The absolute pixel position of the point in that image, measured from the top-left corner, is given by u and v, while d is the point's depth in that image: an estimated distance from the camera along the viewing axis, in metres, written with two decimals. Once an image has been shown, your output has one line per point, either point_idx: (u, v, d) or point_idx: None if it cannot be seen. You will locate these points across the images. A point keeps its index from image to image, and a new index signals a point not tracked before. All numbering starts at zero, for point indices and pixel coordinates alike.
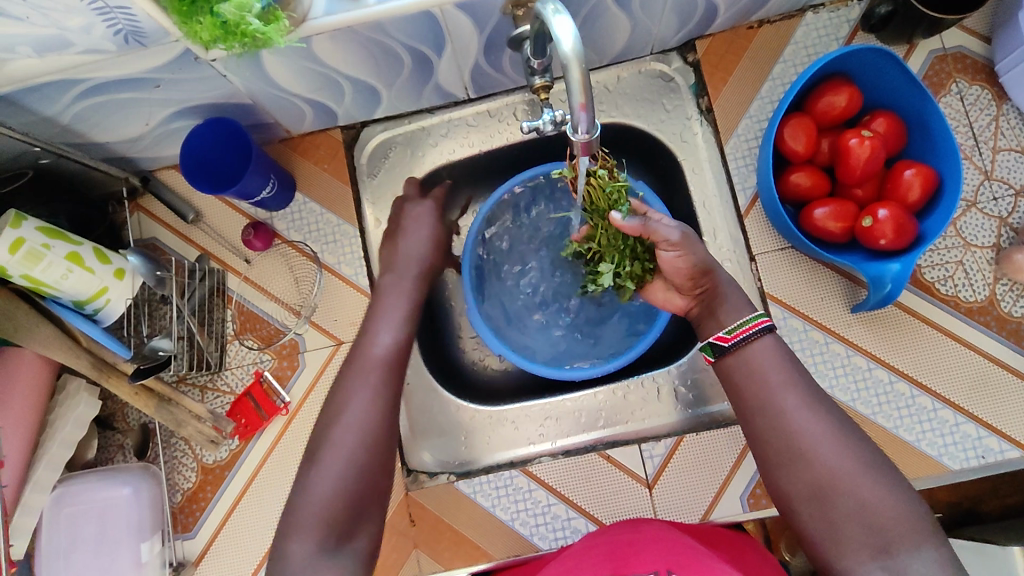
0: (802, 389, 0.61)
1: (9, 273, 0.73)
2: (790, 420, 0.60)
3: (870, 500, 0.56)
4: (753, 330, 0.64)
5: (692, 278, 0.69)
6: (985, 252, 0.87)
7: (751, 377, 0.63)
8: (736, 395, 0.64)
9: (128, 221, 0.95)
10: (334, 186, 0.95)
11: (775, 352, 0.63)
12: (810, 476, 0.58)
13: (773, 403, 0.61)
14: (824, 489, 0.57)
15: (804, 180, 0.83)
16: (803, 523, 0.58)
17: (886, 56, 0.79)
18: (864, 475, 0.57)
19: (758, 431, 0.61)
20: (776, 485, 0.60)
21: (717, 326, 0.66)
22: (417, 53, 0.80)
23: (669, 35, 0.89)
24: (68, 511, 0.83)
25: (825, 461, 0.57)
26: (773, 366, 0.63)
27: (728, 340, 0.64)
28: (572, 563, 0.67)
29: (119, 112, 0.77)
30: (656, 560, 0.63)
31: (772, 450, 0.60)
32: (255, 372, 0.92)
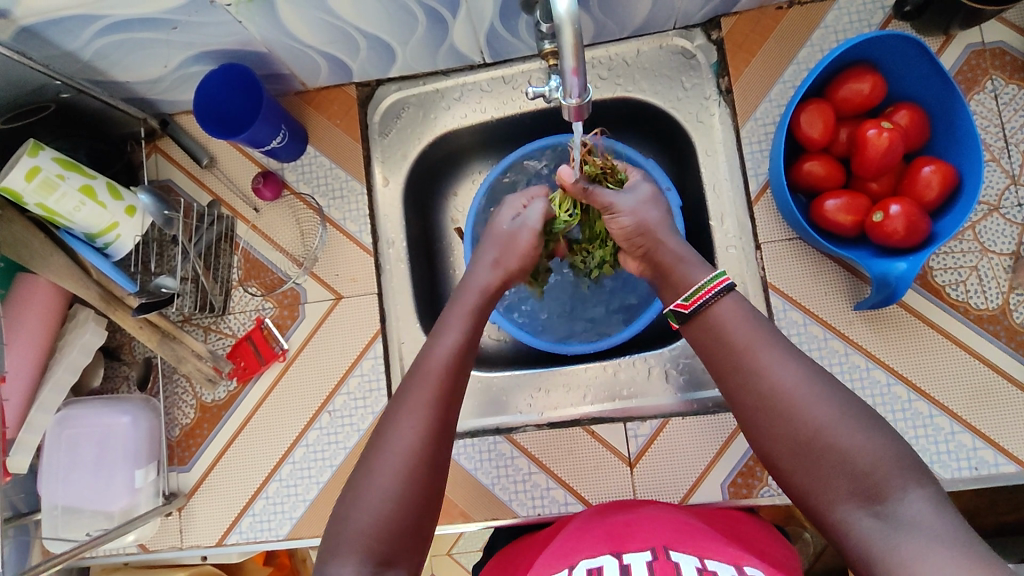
0: (772, 344, 0.59)
1: (25, 201, 0.76)
2: (763, 377, 0.58)
3: (850, 447, 0.53)
4: (712, 292, 0.63)
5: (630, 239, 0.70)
6: (1002, 259, 0.83)
7: (718, 339, 0.61)
8: (710, 358, 0.62)
9: (145, 162, 0.97)
10: (345, 142, 0.96)
11: (741, 307, 0.62)
12: (790, 430, 0.56)
13: (746, 361, 0.59)
14: (803, 443, 0.55)
15: (817, 169, 0.81)
16: (792, 479, 0.56)
17: (914, 45, 0.76)
18: (843, 422, 0.54)
19: (734, 394, 0.60)
20: (760, 446, 0.59)
21: (678, 294, 0.65)
22: (432, 12, 0.79)
23: (693, 11, 0.87)
24: (69, 433, 0.87)
25: (801, 414, 0.55)
26: (740, 324, 0.61)
27: (688, 306, 0.63)
28: (568, 548, 0.63)
29: (138, 52, 0.79)
30: (652, 538, 0.61)
31: (749, 408, 0.58)
32: (257, 318, 0.94)
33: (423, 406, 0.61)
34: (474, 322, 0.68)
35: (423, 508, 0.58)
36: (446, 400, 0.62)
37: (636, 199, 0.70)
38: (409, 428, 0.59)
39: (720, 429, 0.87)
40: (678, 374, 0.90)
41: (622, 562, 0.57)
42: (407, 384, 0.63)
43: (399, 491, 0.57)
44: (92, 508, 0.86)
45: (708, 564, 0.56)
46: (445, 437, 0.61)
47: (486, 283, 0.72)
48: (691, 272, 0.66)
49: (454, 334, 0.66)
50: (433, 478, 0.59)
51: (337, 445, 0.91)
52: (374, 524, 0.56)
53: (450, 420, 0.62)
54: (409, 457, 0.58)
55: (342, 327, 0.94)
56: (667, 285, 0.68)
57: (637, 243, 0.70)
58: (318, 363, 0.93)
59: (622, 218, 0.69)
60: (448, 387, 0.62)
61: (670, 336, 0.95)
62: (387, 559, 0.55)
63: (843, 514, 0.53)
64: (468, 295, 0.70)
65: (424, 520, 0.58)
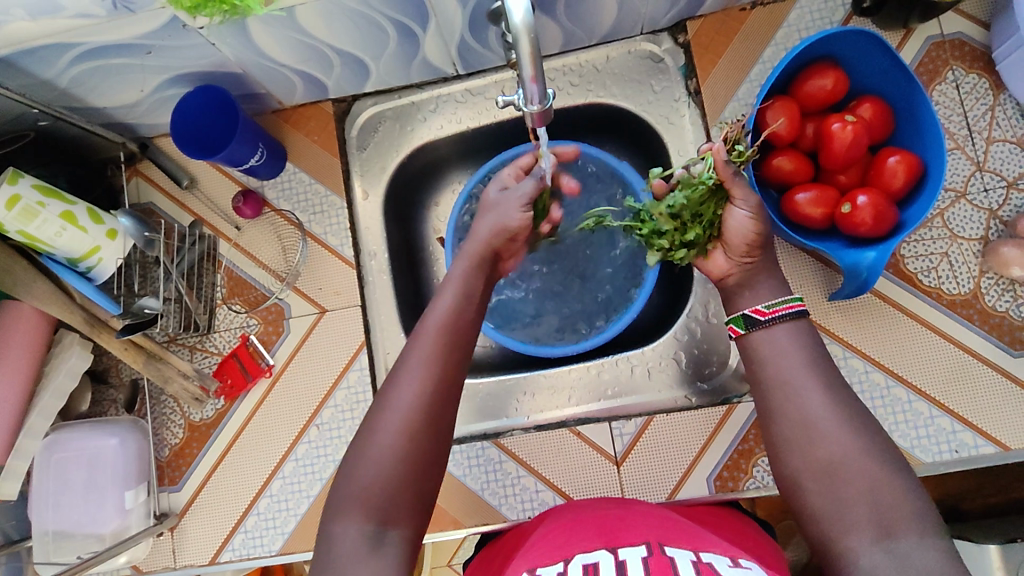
0: (824, 373, 0.60)
1: (6, 229, 0.77)
2: (810, 400, 0.58)
3: (880, 484, 0.54)
4: (788, 310, 0.63)
5: (749, 240, 0.67)
6: (972, 245, 0.85)
7: (772, 356, 0.62)
8: (755, 369, 0.63)
9: (126, 186, 0.98)
10: (324, 157, 0.97)
11: (799, 335, 0.63)
12: (824, 453, 0.56)
13: (795, 381, 0.60)
14: (835, 469, 0.55)
15: (786, 164, 0.82)
16: (810, 501, 0.56)
17: (873, 39, 0.78)
18: (876, 461, 0.55)
19: (773, 410, 0.60)
20: (784, 464, 0.59)
21: (756, 300, 0.66)
22: (402, 26, 0.81)
23: (658, 15, 0.89)
24: (57, 457, 0.87)
25: (841, 442, 0.56)
26: (795, 348, 0.62)
27: (764, 314, 0.63)
28: (562, 541, 0.65)
29: (114, 77, 0.80)
30: (645, 532, 0.62)
31: (789, 424, 0.59)
32: (242, 335, 0.95)
33: (424, 371, 0.61)
34: (470, 283, 0.69)
35: (417, 478, 0.58)
36: (444, 360, 0.62)
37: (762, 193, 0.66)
38: (408, 390, 0.60)
39: (704, 423, 0.88)
40: (662, 371, 0.91)
41: (617, 558, 0.57)
42: (408, 349, 0.64)
43: (404, 453, 0.58)
44: (83, 531, 0.86)
45: (702, 556, 0.57)
46: (447, 402, 0.61)
47: (474, 252, 0.71)
48: (773, 287, 0.66)
49: (453, 296, 0.67)
50: (429, 444, 0.59)
51: (326, 457, 0.92)
52: (399, 507, 0.57)
53: (450, 390, 0.62)
54: (411, 418, 0.59)
55: (328, 340, 0.94)
56: (745, 292, 0.67)
57: (748, 241, 0.67)
58: (304, 376, 0.94)
59: (747, 209, 0.66)
60: (443, 345, 0.63)
61: (652, 335, 0.96)
62: (388, 519, 0.57)
63: (854, 544, 0.53)
64: (463, 260, 0.71)
65: (420, 487, 0.59)
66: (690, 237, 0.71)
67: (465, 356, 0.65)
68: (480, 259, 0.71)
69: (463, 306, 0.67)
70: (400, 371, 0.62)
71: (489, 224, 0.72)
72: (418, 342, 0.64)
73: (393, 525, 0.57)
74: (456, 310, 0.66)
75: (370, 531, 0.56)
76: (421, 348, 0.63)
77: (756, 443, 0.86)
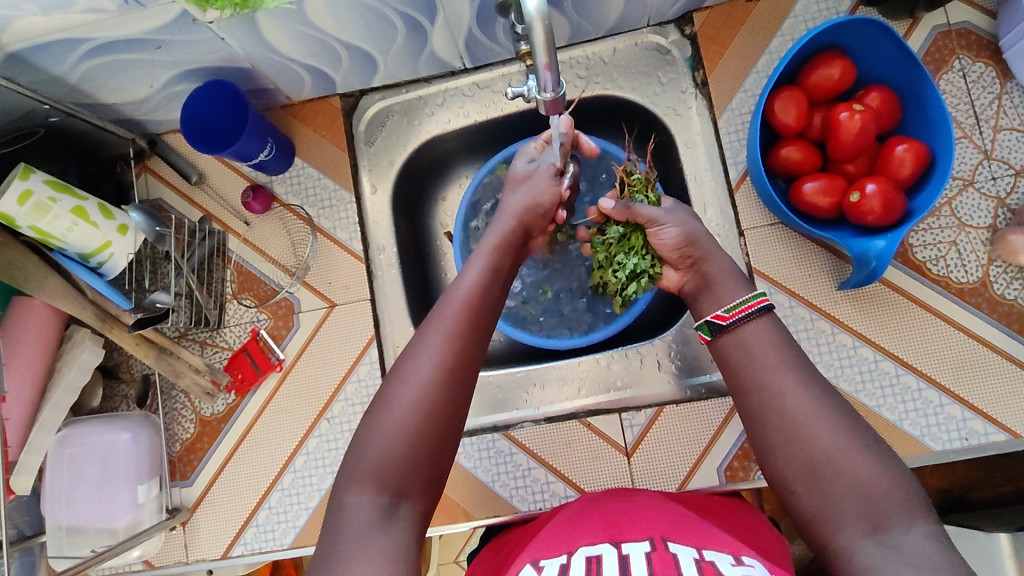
0: (799, 370, 0.60)
1: (18, 224, 0.77)
2: (786, 400, 0.59)
3: (864, 474, 0.54)
4: (753, 310, 0.64)
5: (679, 250, 0.71)
6: (979, 233, 0.85)
7: (748, 359, 0.62)
8: (732, 373, 0.64)
9: (136, 182, 0.99)
10: (332, 152, 0.98)
11: (771, 333, 0.63)
12: (806, 452, 0.56)
13: (770, 382, 0.60)
14: (818, 467, 0.56)
15: (794, 154, 0.83)
16: (800, 501, 0.57)
17: (880, 28, 0.78)
18: (857, 451, 0.55)
19: (754, 413, 0.61)
20: (771, 465, 0.59)
21: (718, 305, 0.67)
22: (409, 20, 0.81)
23: (665, 7, 0.89)
24: (70, 451, 0.88)
25: (820, 439, 0.56)
26: (769, 348, 0.62)
27: (726, 319, 0.65)
28: (567, 533, 0.65)
29: (124, 73, 0.81)
30: (649, 528, 0.62)
31: (769, 427, 0.59)
32: (252, 330, 0.95)
33: (445, 342, 0.62)
34: (498, 259, 0.71)
35: (434, 456, 0.59)
36: (468, 332, 0.64)
37: (674, 213, 0.73)
38: (428, 359, 0.61)
39: (713, 414, 0.88)
40: (671, 361, 0.92)
41: (620, 552, 0.58)
42: (431, 318, 0.65)
43: (420, 423, 0.59)
44: (96, 526, 0.86)
45: (705, 554, 0.57)
46: (468, 375, 0.62)
47: (507, 226, 0.74)
48: (734, 288, 0.68)
49: (479, 271, 0.69)
50: (448, 419, 0.60)
51: (337, 450, 0.92)
52: (411, 481, 0.57)
53: (470, 365, 0.63)
54: (429, 387, 0.60)
55: (336, 335, 0.95)
56: (706, 295, 0.70)
57: (687, 254, 0.71)
58: (315, 370, 0.94)
59: (670, 230, 0.71)
60: (467, 317, 0.64)
61: (660, 327, 0.96)
62: (399, 492, 0.57)
63: (847, 541, 0.53)
64: (494, 234, 0.74)
65: (433, 464, 0.59)
66: (631, 266, 0.79)
67: (485, 333, 0.66)
68: (512, 234, 0.74)
69: (488, 282, 0.68)
70: (423, 340, 0.63)
71: (522, 198, 0.76)
72: (444, 312, 0.65)
73: (403, 500, 0.57)
74: (482, 285, 0.67)
75: (385, 504, 0.56)
76: (446, 317, 0.64)
77: None
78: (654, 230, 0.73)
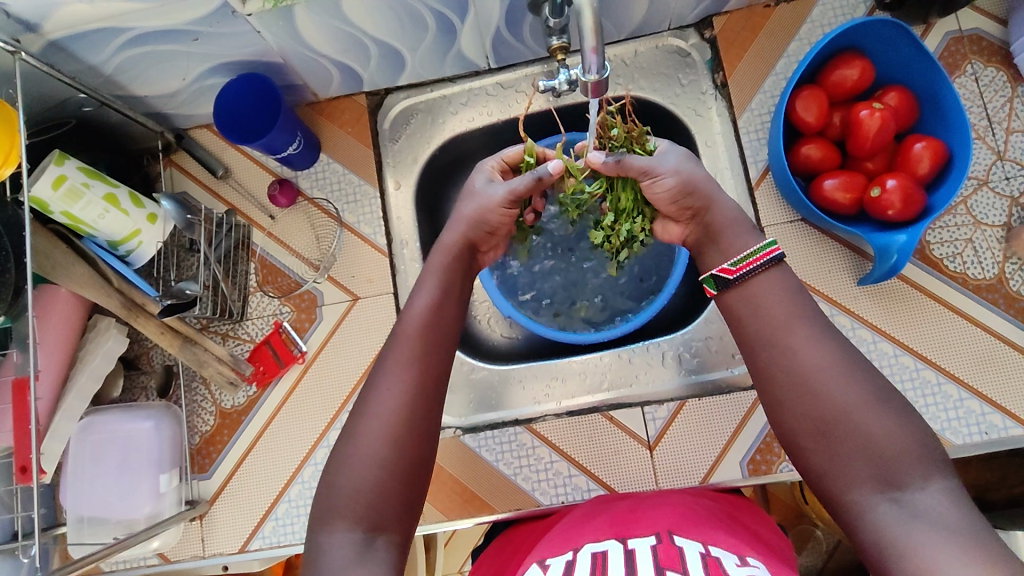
0: (810, 326, 0.60)
1: (50, 210, 0.78)
2: (797, 355, 0.58)
3: (876, 432, 0.53)
4: (762, 260, 0.63)
5: (676, 202, 0.68)
6: (995, 231, 0.87)
7: (755, 314, 0.62)
8: (740, 330, 0.64)
9: (161, 175, 1.00)
10: (358, 148, 0.99)
11: (780, 286, 0.63)
12: (817, 409, 0.56)
13: (780, 339, 0.60)
14: (827, 424, 0.55)
15: (815, 152, 0.85)
16: (810, 460, 0.57)
17: (898, 29, 0.81)
18: (867, 409, 0.54)
19: (763, 371, 0.61)
20: (782, 423, 0.59)
21: (725, 258, 0.66)
22: (441, 18, 0.83)
23: (686, 11, 0.92)
24: (93, 439, 0.87)
25: (831, 396, 0.56)
26: (779, 302, 0.62)
27: (733, 273, 0.64)
28: (570, 534, 0.64)
29: (158, 65, 0.82)
30: (656, 523, 0.61)
31: (779, 384, 0.59)
32: (275, 322, 0.96)
33: (402, 373, 0.62)
34: (447, 279, 0.70)
35: (409, 479, 0.59)
36: (424, 358, 0.64)
37: (668, 161, 0.69)
38: (387, 393, 0.61)
39: (734, 409, 0.89)
40: (692, 356, 0.92)
41: (626, 547, 0.57)
42: (388, 349, 0.65)
43: (386, 456, 0.59)
44: (115, 517, 0.85)
45: (711, 550, 0.56)
46: (430, 400, 0.62)
47: (451, 244, 0.72)
48: (743, 240, 0.66)
49: (429, 296, 0.68)
50: (420, 448, 0.60)
51: None
52: (389, 512, 0.57)
53: (431, 393, 0.63)
54: (392, 421, 0.60)
55: (360, 328, 0.95)
56: (710, 249, 0.68)
57: (686, 206, 0.68)
58: (337, 363, 0.95)
59: (664, 181, 0.67)
60: (421, 344, 0.64)
61: (683, 322, 0.97)
62: (378, 525, 0.57)
63: (859, 497, 0.53)
64: (441, 253, 0.72)
65: (411, 485, 0.59)
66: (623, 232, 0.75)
67: (443, 354, 0.66)
68: (460, 250, 0.72)
69: (439, 306, 0.68)
70: (385, 380, 0.62)
71: (468, 210, 0.73)
72: (405, 348, 0.64)
73: (382, 532, 0.57)
74: (433, 308, 0.67)
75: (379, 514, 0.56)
76: (401, 347, 0.64)
77: None
78: (649, 182, 0.68)
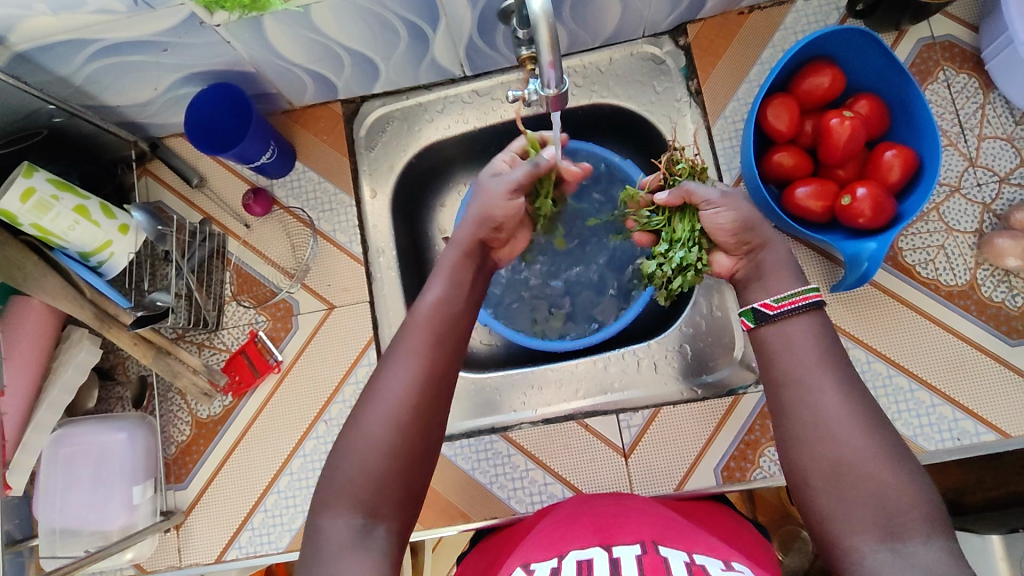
0: (839, 371, 0.59)
1: (19, 221, 0.77)
2: (823, 399, 0.58)
3: (890, 483, 0.54)
4: (804, 303, 0.63)
5: (736, 235, 0.67)
6: (967, 238, 0.88)
7: (786, 352, 0.61)
8: (767, 364, 0.63)
9: (136, 184, 0.99)
10: (333, 157, 0.99)
11: (813, 331, 0.62)
12: (833, 452, 0.56)
13: (807, 378, 0.59)
14: (842, 468, 0.55)
15: (786, 160, 0.85)
16: (817, 500, 0.56)
17: (867, 37, 0.81)
18: (883, 461, 0.55)
19: (784, 409, 0.60)
20: (792, 460, 0.59)
21: (767, 293, 0.65)
22: (413, 27, 0.83)
23: (660, 18, 0.92)
24: (66, 450, 0.87)
25: (849, 442, 0.56)
26: (810, 345, 0.61)
27: (774, 308, 0.63)
28: (556, 537, 0.62)
29: (129, 75, 0.82)
30: (640, 531, 0.60)
31: (799, 421, 0.58)
32: (250, 331, 0.96)
33: (412, 359, 0.62)
34: (459, 271, 0.70)
35: (408, 467, 0.59)
36: (437, 345, 0.64)
37: (731, 195, 0.68)
38: (395, 378, 0.61)
39: (709, 415, 0.89)
40: (668, 363, 0.92)
41: (612, 555, 0.56)
42: (398, 337, 0.65)
43: (390, 443, 0.58)
44: (89, 529, 0.85)
45: (697, 559, 0.55)
46: (438, 391, 0.62)
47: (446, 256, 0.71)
48: (784, 279, 0.65)
49: (441, 287, 0.68)
50: (422, 440, 0.60)
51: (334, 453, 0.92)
52: (384, 499, 0.57)
53: (442, 387, 0.63)
54: (399, 405, 0.60)
55: (336, 336, 0.95)
56: (756, 285, 0.67)
57: (743, 241, 0.67)
58: (313, 372, 0.94)
59: (725, 213, 0.67)
60: (434, 332, 0.64)
61: (658, 328, 0.98)
62: (376, 510, 0.57)
63: (859, 543, 0.53)
64: (452, 248, 0.71)
65: (409, 477, 0.59)
66: (675, 258, 0.75)
67: (454, 346, 0.65)
68: (471, 247, 0.71)
69: (450, 296, 0.68)
70: (399, 367, 0.62)
71: (477, 209, 0.71)
72: (415, 337, 0.64)
73: (379, 518, 0.57)
74: (444, 299, 0.67)
75: (359, 524, 0.56)
76: (411, 337, 0.64)
77: (761, 433, 0.87)
78: (709, 213, 0.68)
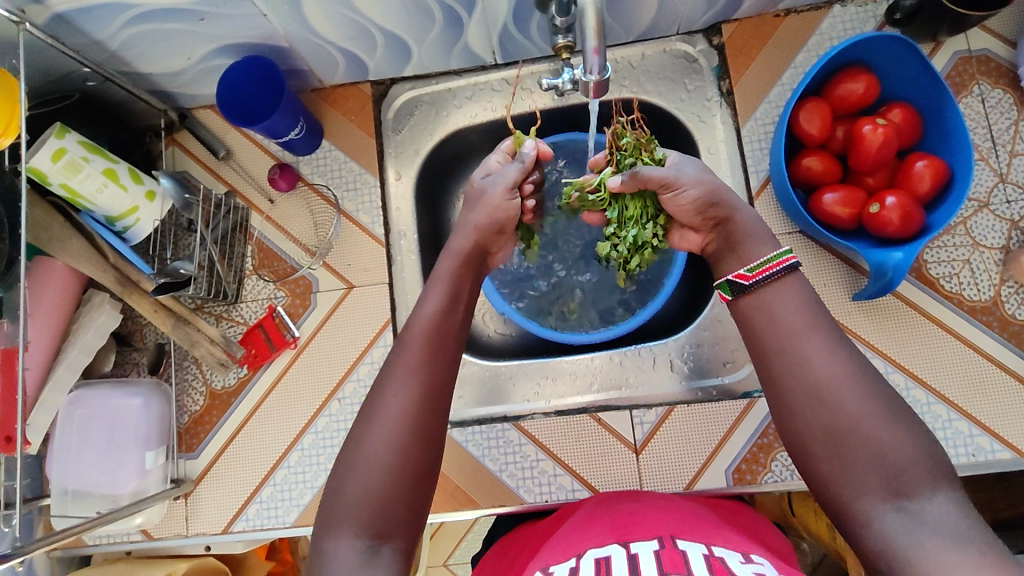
0: (825, 332, 0.59)
1: (49, 181, 0.77)
2: (811, 363, 0.58)
3: (889, 443, 0.53)
4: (776, 268, 0.63)
5: (698, 212, 0.67)
6: (993, 253, 0.87)
7: (771, 317, 0.61)
8: (752, 334, 0.63)
9: (163, 153, 1.00)
10: (360, 136, 0.99)
11: (798, 292, 0.62)
12: (829, 419, 0.55)
13: (795, 344, 0.59)
14: (841, 433, 0.55)
15: (815, 165, 0.85)
16: (817, 467, 0.56)
17: (906, 46, 0.80)
18: (880, 420, 0.54)
19: (776, 378, 0.59)
20: (789, 429, 0.58)
21: (741, 264, 0.65)
22: (449, 11, 0.83)
23: (696, 16, 0.91)
24: (82, 412, 0.87)
25: (845, 406, 0.55)
26: (792, 308, 0.61)
27: (748, 278, 0.63)
28: (574, 538, 0.62)
29: (164, 43, 0.82)
30: (658, 526, 0.60)
31: (790, 390, 0.58)
32: (268, 307, 0.96)
33: (409, 380, 0.62)
34: (455, 285, 0.70)
35: (415, 484, 0.59)
36: (434, 362, 0.64)
37: (685, 172, 0.68)
38: (393, 399, 0.61)
39: (723, 416, 0.88)
40: (683, 362, 0.92)
41: (629, 551, 0.55)
42: (393, 357, 0.65)
43: (391, 462, 0.58)
44: (100, 492, 0.86)
45: (714, 550, 0.55)
46: (437, 407, 0.62)
47: (462, 248, 0.72)
48: (760, 246, 0.65)
49: (437, 302, 0.68)
50: (427, 455, 0.60)
51: (345, 431, 0.92)
52: (392, 518, 0.57)
53: (438, 402, 0.62)
54: (397, 427, 0.59)
55: (354, 316, 0.95)
56: (728, 257, 0.67)
57: (710, 216, 0.67)
58: (329, 350, 0.95)
59: (688, 193, 0.67)
60: (432, 349, 0.64)
61: (674, 329, 0.98)
62: (383, 530, 0.56)
63: (867, 506, 0.52)
64: (449, 259, 0.72)
65: (417, 492, 0.59)
66: (630, 238, 0.75)
67: (450, 361, 0.65)
68: (469, 256, 0.72)
69: (446, 312, 0.67)
70: (399, 390, 0.61)
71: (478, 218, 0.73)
72: (414, 356, 0.63)
73: (386, 539, 0.56)
74: (439, 315, 0.66)
75: (364, 545, 0.55)
76: (409, 356, 0.63)
77: (775, 438, 0.87)
78: (671, 194, 0.68)
